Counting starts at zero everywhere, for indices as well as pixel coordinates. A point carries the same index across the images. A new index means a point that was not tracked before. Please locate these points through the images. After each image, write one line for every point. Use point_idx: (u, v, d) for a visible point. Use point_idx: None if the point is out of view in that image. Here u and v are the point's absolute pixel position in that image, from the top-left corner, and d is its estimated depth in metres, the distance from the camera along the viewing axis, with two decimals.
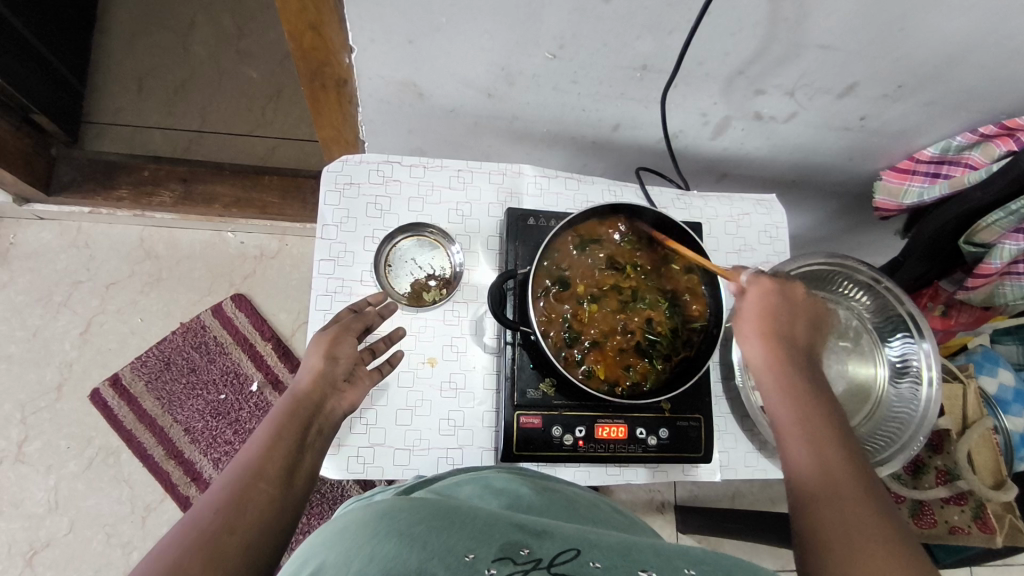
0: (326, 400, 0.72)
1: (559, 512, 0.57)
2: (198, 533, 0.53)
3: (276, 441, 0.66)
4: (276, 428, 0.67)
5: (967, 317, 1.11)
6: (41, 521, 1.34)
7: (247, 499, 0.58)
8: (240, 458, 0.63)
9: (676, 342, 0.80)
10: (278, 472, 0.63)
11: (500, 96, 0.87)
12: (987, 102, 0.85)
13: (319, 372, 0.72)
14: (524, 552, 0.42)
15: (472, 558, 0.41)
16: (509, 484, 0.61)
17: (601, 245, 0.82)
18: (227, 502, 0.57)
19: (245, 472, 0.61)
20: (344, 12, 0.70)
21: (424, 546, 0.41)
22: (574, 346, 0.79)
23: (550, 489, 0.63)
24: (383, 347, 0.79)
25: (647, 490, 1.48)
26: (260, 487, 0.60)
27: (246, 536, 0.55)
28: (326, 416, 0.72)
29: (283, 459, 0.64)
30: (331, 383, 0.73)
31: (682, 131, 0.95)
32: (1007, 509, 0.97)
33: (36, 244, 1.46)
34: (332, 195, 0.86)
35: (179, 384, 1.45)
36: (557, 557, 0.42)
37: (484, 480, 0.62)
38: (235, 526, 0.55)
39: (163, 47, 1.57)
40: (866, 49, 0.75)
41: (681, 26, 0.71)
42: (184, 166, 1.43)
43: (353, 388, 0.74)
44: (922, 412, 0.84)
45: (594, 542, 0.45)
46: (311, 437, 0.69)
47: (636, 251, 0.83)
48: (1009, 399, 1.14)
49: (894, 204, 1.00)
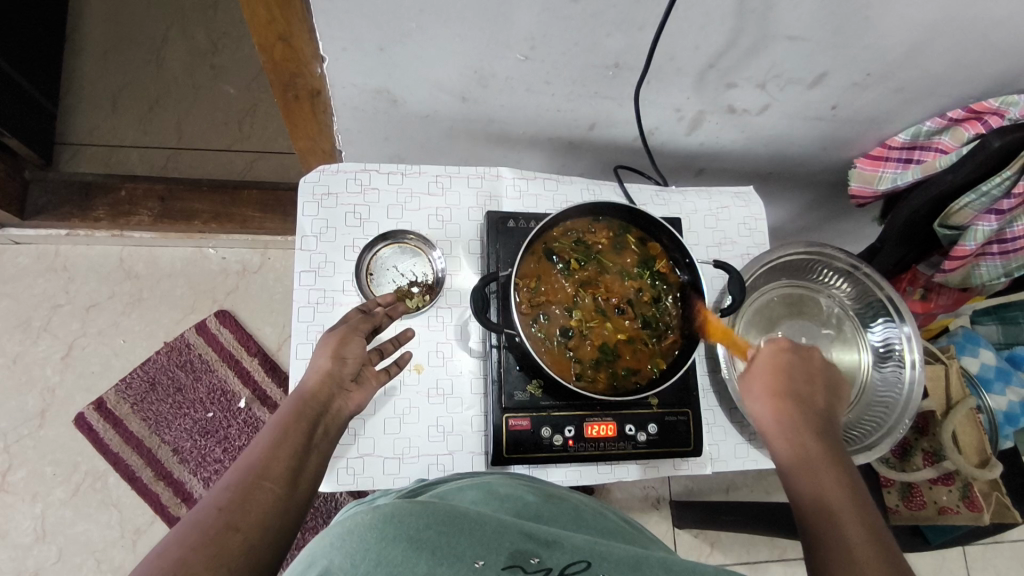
0: (333, 400, 0.70)
1: (564, 520, 0.57)
2: (200, 533, 0.51)
3: (280, 442, 0.63)
4: (281, 426, 0.65)
5: (946, 299, 1.13)
6: (29, 550, 1.32)
7: (252, 498, 0.56)
8: (246, 457, 0.61)
9: (662, 306, 0.82)
10: (282, 473, 0.60)
11: (475, 99, 0.87)
12: (953, 87, 0.87)
13: (327, 371, 0.70)
14: (534, 561, 0.43)
15: (482, 565, 0.41)
16: (515, 490, 0.61)
17: (551, 252, 0.81)
18: (230, 500, 0.55)
19: (249, 472, 0.59)
20: (313, 22, 0.70)
21: (434, 551, 0.40)
22: (580, 365, 0.79)
23: (553, 494, 0.63)
24: (391, 347, 0.77)
25: (643, 486, 1.48)
26: (265, 487, 0.58)
27: (249, 536, 0.53)
28: (333, 416, 0.69)
29: (287, 462, 0.61)
30: (338, 382, 0.71)
31: (657, 127, 0.96)
32: (993, 487, 0.99)
33: (12, 269, 1.43)
34: (309, 206, 0.86)
35: (166, 405, 1.43)
36: (567, 569, 0.43)
37: (488, 485, 0.61)
38: (239, 523, 0.53)
39: (135, 65, 1.56)
40: (833, 38, 0.76)
41: (650, 23, 0.71)
42: (163, 184, 1.42)
43: (360, 390, 0.73)
44: (907, 394, 0.85)
45: (604, 555, 0.45)
46: (317, 437, 0.67)
47: (588, 245, 0.82)
48: (992, 378, 1.15)
49: (870, 190, 1.01)
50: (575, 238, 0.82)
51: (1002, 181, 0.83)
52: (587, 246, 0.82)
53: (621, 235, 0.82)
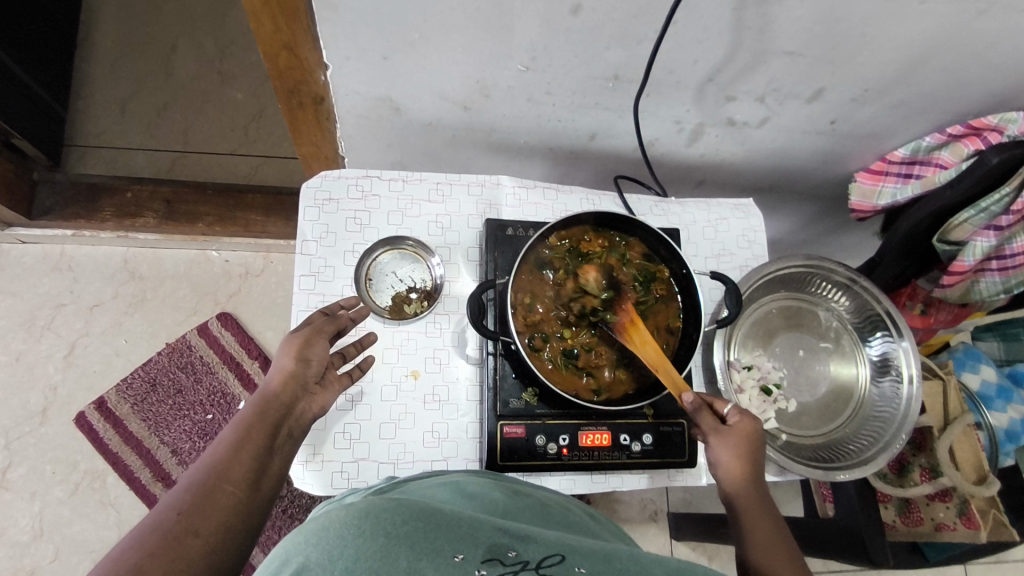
0: (298, 401, 0.68)
1: (534, 516, 0.57)
2: (157, 538, 0.50)
3: (241, 444, 0.61)
4: (245, 426, 0.63)
5: (946, 314, 1.13)
6: (26, 549, 1.32)
7: (212, 501, 0.55)
8: (206, 458, 0.59)
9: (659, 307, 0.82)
10: (245, 474, 0.59)
11: (477, 108, 0.88)
12: (954, 103, 0.87)
13: (291, 373, 0.68)
14: (511, 554, 0.43)
15: (461, 559, 0.41)
16: (482, 488, 0.61)
17: (541, 263, 0.80)
18: (191, 502, 0.54)
19: (211, 473, 0.57)
20: (318, 32, 0.71)
21: (412, 545, 0.40)
22: (596, 377, 0.80)
23: (521, 491, 0.64)
24: (353, 351, 0.77)
25: (641, 497, 1.48)
26: (226, 490, 0.57)
27: (209, 540, 0.53)
28: (297, 417, 0.67)
29: (249, 463, 0.59)
30: (303, 384, 0.69)
31: (658, 138, 0.97)
32: (991, 504, 0.98)
33: (18, 267, 1.45)
34: (311, 211, 0.87)
35: (165, 406, 1.44)
36: (543, 560, 0.43)
37: (458, 484, 0.62)
38: (199, 527, 0.53)
39: (145, 69, 1.58)
40: (830, 54, 0.77)
41: (649, 37, 0.72)
42: (167, 187, 1.44)
43: (323, 391, 0.71)
44: (904, 410, 0.85)
45: (575, 549, 0.46)
46: (280, 440, 0.64)
47: (580, 252, 0.81)
48: (992, 395, 1.15)
49: (870, 205, 1.01)
50: (570, 247, 0.81)
51: (1000, 198, 0.83)
52: (582, 255, 0.81)
53: (615, 242, 0.82)
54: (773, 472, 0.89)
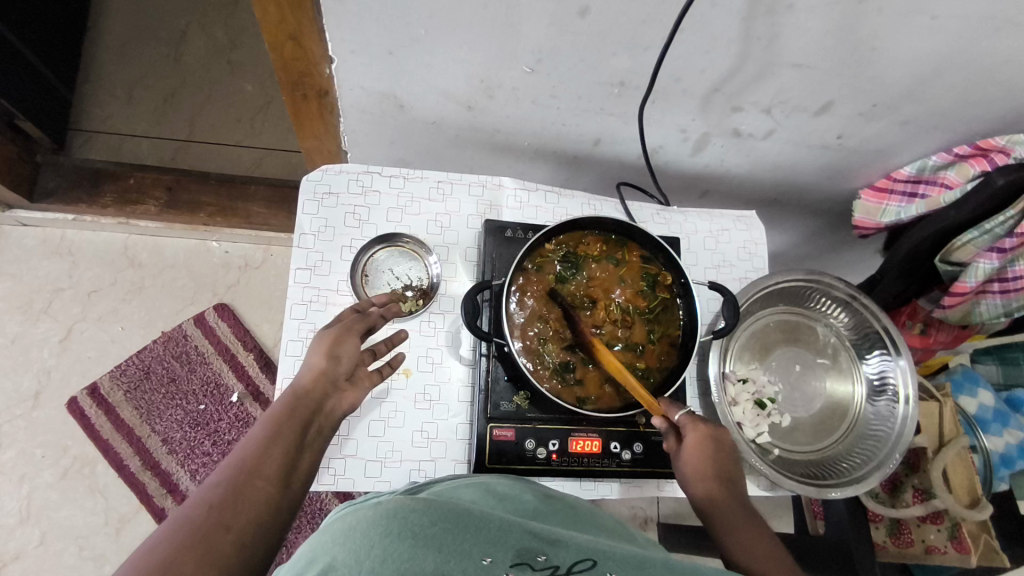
0: (328, 398, 0.66)
1: (564, 518, 0.56)
2: (191, 532, 0.47)
3: (273, 439, 0.59)
4: (275, 423, 0.61)
5: (945, 335, 1.12)
6: (11, 532, 1.31)
7: (244, 498, 0.52)
8: (236, 455, 0.56)
9: (665, 312, 0.81)
10: (277, 470, 0.56)
11: (481, 108, 0.88)
12: (962, 122, 0.86)
13: (322, 370, 0.67)
14: (541, 558, 0.42)
15: (489, 562, 0.40)
16: (511, 489, 0.60)
17: (536, 266, 0.80)
18: (223, 497, 0.51)
19: (241, 469, 0.55)
20: (324, 24, 0.70)
21: (440, 548, 0.39)
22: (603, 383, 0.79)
23: (551, 495, 0.62)
24: (384, 349, 0.75)
25: (631, 506, 1.47)
26: (258, 485, 0.54)
27: (241, 535, 0.49)
28: (326, 415, 0.66)
29: (281, 459, 0.57)
30: (333, 381, 0.67)
31: (662, 146, 0.96)
32: (982, 528, 0.97)
33: (18, 250, 1.45)
34: (310, 205, 0.86)
35: (158, 395, 1.43)
36: (574, 566, 0.42)
37: (486, 484, 0.61)
38: (231, 522, 0.49)
39: (153, 57, 1.58)
40: (839, 68, 0.76)
41: (657, 43, 0.72)
42: (169, 174, 1.46)
43: (354, 389, 0.69)
44: (899, 429, 0.84)
45: (609, 554, 0.45)
46: (310, 439, 0.63)
47: (577, 259, 0.81)
48: (989, 419, 1.14)
49: (873, 222, 1.00)
50: (565, 252, 0.81)
51: (1004, 221, 0.83)
52: (577, 256, 0.81)
53: (618, 248, 0.82)
54: (764, 487, 0.88)
